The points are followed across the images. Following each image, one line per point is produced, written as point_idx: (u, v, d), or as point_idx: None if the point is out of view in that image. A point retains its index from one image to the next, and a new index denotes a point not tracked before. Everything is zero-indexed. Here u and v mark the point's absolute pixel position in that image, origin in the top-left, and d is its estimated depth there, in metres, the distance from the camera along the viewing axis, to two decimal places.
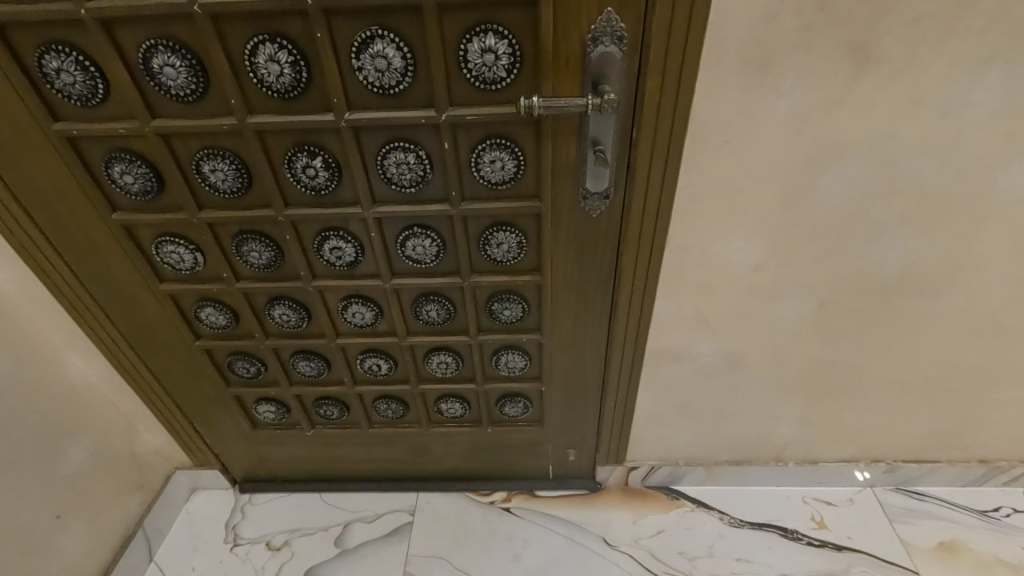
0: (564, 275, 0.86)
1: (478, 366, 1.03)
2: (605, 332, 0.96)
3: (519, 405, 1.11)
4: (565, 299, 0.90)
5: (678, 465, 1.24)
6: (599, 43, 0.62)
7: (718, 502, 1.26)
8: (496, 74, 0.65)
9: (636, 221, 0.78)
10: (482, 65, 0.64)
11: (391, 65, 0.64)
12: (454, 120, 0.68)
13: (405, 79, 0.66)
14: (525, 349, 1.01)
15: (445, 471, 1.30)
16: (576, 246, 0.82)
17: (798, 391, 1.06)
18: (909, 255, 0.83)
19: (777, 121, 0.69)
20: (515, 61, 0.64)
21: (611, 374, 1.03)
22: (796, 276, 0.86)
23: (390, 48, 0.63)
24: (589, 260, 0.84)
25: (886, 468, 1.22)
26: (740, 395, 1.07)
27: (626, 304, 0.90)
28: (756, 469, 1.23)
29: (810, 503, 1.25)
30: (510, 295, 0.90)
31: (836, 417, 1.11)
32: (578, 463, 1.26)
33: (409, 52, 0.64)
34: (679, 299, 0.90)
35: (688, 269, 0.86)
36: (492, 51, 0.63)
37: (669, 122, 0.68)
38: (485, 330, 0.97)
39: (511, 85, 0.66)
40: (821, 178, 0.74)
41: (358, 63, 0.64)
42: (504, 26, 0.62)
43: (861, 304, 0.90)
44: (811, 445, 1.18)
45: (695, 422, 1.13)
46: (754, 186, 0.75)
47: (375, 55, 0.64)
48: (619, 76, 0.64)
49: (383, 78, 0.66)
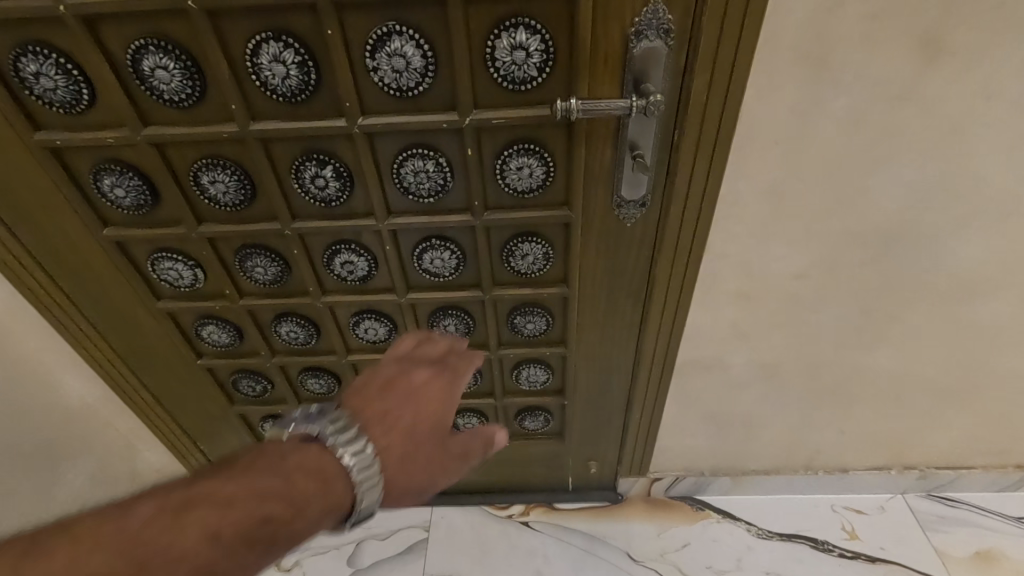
0: (593, 288, 0.81)
1: (498, 380, 0.97)
2: (633, 345, 0.90)
3: (539, 418, 1.06)
4: (592, 312, 0.85)
5: (703, 475, 1.19)
6: (643, 37, 0.56)
7: (744, 513, 1.21)
8: (526, 73, 0.58)
9: (673, 229, 0.73)
10: (512, 63, 0.58)
11: (410, 65, 0.58)
12: (479, 124, 0.62)
13: (425, 80, 0.59)
14: (547, 362, 0.95)
15: (460, 484, 1.25)
16: (607, 256, 0.76)
17: (833, 401, 1.01)
18: (962, 261, 0.78)
19: (833, 121, 0.62)
20: (547, 59, 0.57)
21: (639, 386, 0.97)
22: (841, 284, 0.80)
23: (409, 45, 0.57)
24: (621, 270, 0.78)
25: (919, 475, 1.17)
26: (772, 405, 1.02)
27: (658, 315, 0.85)
28: (783, 478, 1.19)
29: (839, 512, 1.20)
30: (535, 307, 0.84)
31: (871, 426, 1.06)
32: (599, 474, 1.21)
33: (430, 50, 0.57)
34: (714, 309, 0.85)
35: (725, 278, 0.80)
36: (523, 47, 0.57)
37: (716, 124, 0.62)
38: (505, 344, 0.91)
39: (542, 84, 0.60)
40: (876, 182, 0.68)
41: (373, 62, 0.58)
42: (537, 19, 0.55)
43: (907, 312, 0.84)
44: (843, 453, 1.13)
45: (723, 432, 1.08)
46: (803, 190, 0.69)
47: (392, 53, 0.57)
48: (663, 75, 0.58)
49: (401, 79, 0.59)
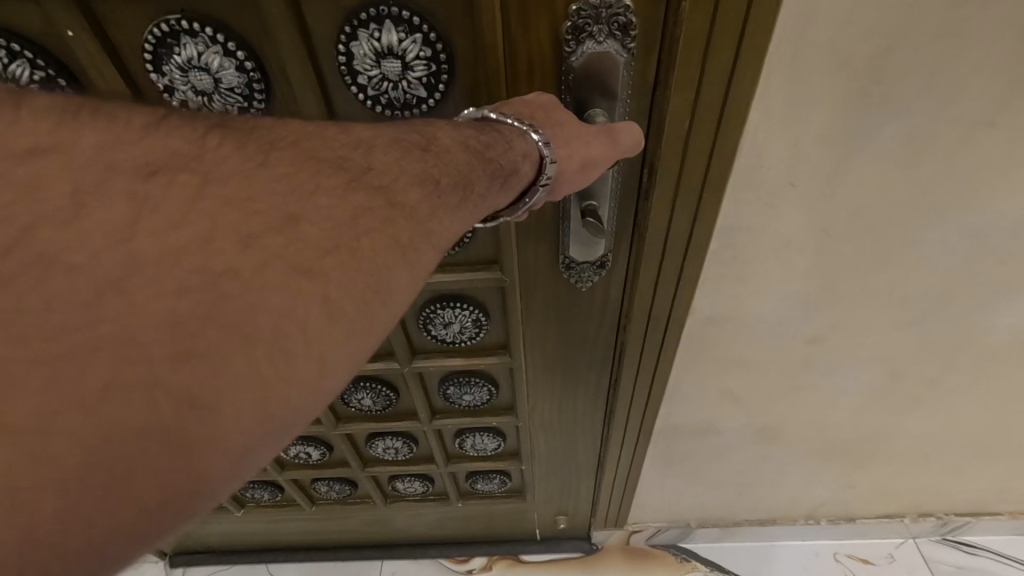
0: (543, 360, 0.62)
1: (438, 447, 0.80)
2: (598, 417, 0.73)
3: (494, 481, 0.90)
4: (545, 385, 0.67)
5: (689, 527, 1.04)
6: (589, 36, 0.35)
7: (736, 564, 1.07)
8: (408, 92, 0.38)
9: (645, 296, 0.53)
10: (383, 79, 0.37)
11: (222, 83, 0.37)
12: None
13: (252, 105, 0.38)
14: (496, 429, 0.77)
15: (414, 537, 1.09)
16: (558, 325, 0.58)
17: (844, 459, 0.84)
18: None
19: (880, 155, 0.42)
20: (437, 71, 0.37)
21: (610, 453, 0.80)
22: (868, 347, 0.61)
23: (211, 52, 0.35)
24: (579, 339, 0.59)
25: (936, 522, 1.02)
26: (771, 464, 0.85)
27: (629, 388, 0.66)
28: (781, 527, 1.03)
29: (843, 561, 1.06)
30: (472, 378, 0.66)
31: (888, 480, 0.90)
32: (571, 526, 1.05)
33: (249, 58, 0.36)
34: (702, 375, 0.66)
35: (717, 343, 0.61)
36: (397, 53, 0.36)
37: (700, 170, 0.42)
38: (441, 412, 0.74)
39: (437, 110, 0.39)
40: (933, 232, 0.48)
41: (161, 79, 0.37)
42: (411, 7, 0.34)
43: (948, 374, 0.66)
44: (851, 504, 0.97)
45: (713, 489, 0.92)
46: (827, 246, 0.49)
47: (189, 66, 0.36)
48: (621, 95, 0.39)
49: (213, 104, 0.38)
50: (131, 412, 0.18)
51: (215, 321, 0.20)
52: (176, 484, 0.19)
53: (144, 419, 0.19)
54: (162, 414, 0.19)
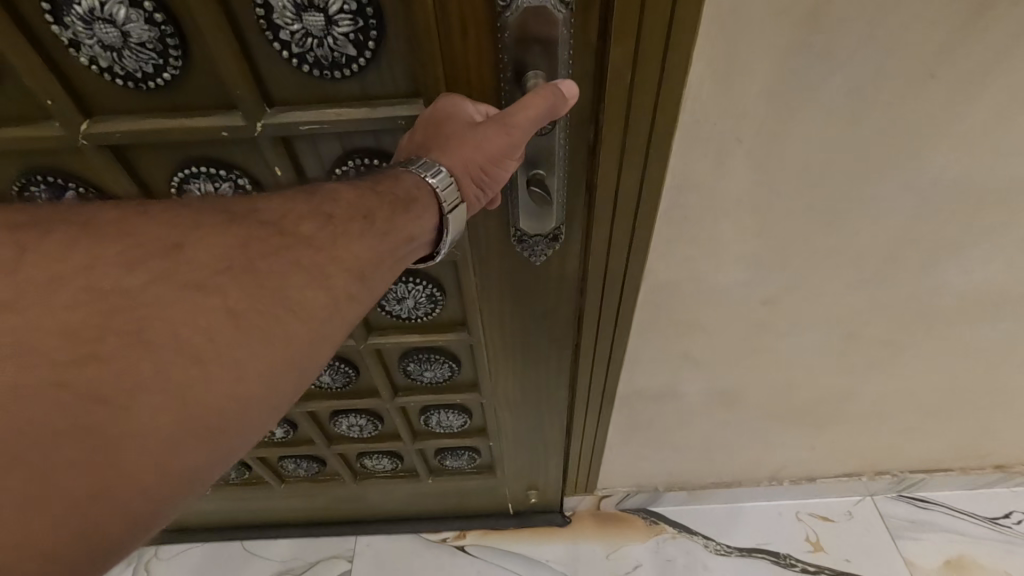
0: (503, 338, 0.63)
1: (404, 425, 0.82)
2: (561, 393, 0.74)
3: (462, 457, 0.93)
4: (505, 363, 0.67)
5: (658, 490, 1.06)
6: None
7: (703, 525, 1.10)
8: (336, 50, 0.38)
9: (597, 274, 0.54)
10: (308, 36, 0.37)
11: (130, 36, 0.38)
12: (280, 132, 0.43)
13: (165, 62, 0.39)
14: (461, 406, 0.79)
15: (386, 512, 1.10)
16: (518, 302, 0.57)
17: (804, 421, 0.86)
18: (983, 281, 0.60)
19: (830, 106, 0.41)
20: (363, 27, 0.37)
21: (572, 427, 0.82)
22: (824, 308, 0.62)
23: (114, 5, 0.36)
24: (539, 316, 0.59)
25: (892, 479, 1.07)
26: (733, 425, 0.87)
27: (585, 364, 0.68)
28: (745, 489, 1.07)
29: (803, 519, 1.09)
30: (432, 355, 0.67)
31: (847, 440, 0.93)
32: (546, 500, 1.07)
33: (154, 12, 0.36)
34: (664, 339, 0.66)
35: (675, 306, 0.61)
36: (319, 8, 0.36)
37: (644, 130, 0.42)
38: (404, 391, 0.75)
39: (373, 68, 0.40)
40: (882, 190, 0.48)
41: (67, 32, 0.37)
42: None
43: (899, 334, 0.68)
44: (813, 463, 1.01)
45: (680, 452, 0.95)
46: (777, 206, 0.49)
47: (93, 16, 0.37)
48: (562, 51, 0.38)
49: (125, 60, 0.39)
50: (47, 417, 0.23)
51: (118, 334, 0.25)
52: (100, 471, 0.23)
53: (59, 421, 0.23)
54: (79, 418, 0.24)
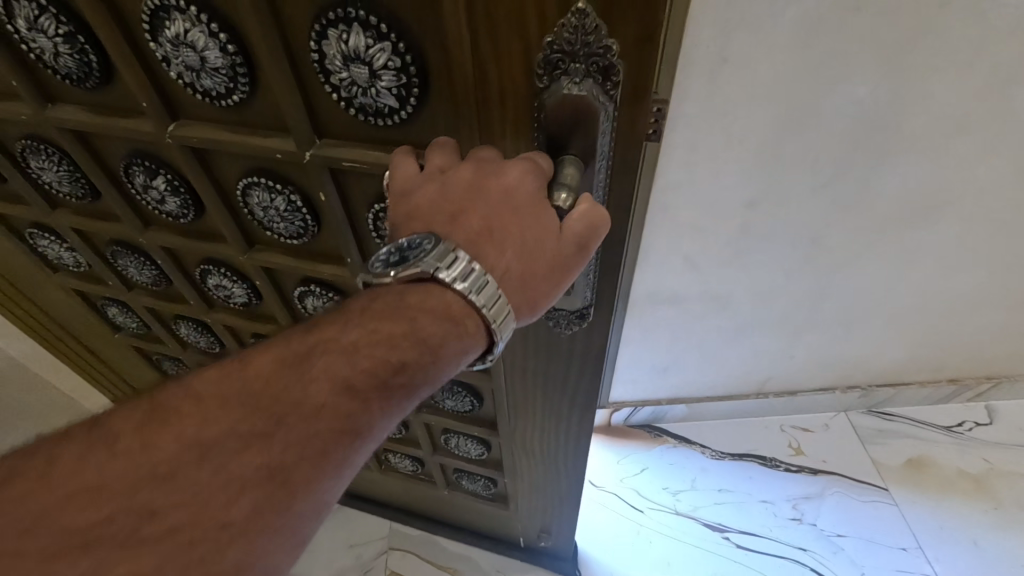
0: (516, 389, 0.72)
1: (426, 437, 0.95)
2: (582, 450, 0.79)
3: (478, 481, 1.01)
4: (522, 409, 0.75)
5: (661, 404, 1.23)
6: (569, 78, 0.39)
7: (699, 436, 1.26)
8: (379, 99, 0.44)
9: (590, 347, 0.62)
10: (354, 85, 0.44)
11: (208, 61, 0.46)
12: (327, 163, 0.51)
13: (235, 85, 0.47)
14: (478, 437, 0.90)
15: (407, 506, 1.17)
16: (534, 354, 0.65)
17: (783, 330, 1.04)
18: (908, 186, 0.79)
19: (782, 36, 0.60)
20: (405, 81, 0.42)
21: (562, 484, 0.88)
22: (797, 214, 0.81)
23: (197, 34, 0.44)
24: (548, 370, 0.67)
25: (861, 393, 1.24)
26: (726, 330, 1.03)
27: (574, 430, 0.75)
28: (737, 403, 1.24)
29: (787, 431, 1.26)
30: (455, 387, 0.80)
31: (820, 350, 1.11)
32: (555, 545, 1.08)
33: (229, 44, 0.44)
34: (667, 242, 0.85)
35: (673, 207, 0.79)
36: (365, 63, 0.42)
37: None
38: (428, 409, 0.88)
39: (413, 115, 0.45)
40: (827, 104, 0.67)
41: (161, 51, 0.46)
42: (382, 18, 0.40)
43: (853, 240, 0.87)
44: (791, 377, 1.18)
45: (681, 366, 1.12)
46: (751, 120, 0.68)
47: (179, 42, 0.45)
48: (599, 164, 0.44)
49: (203, 79, 0.47)
50: None
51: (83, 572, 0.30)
52: None
53: None
54: None
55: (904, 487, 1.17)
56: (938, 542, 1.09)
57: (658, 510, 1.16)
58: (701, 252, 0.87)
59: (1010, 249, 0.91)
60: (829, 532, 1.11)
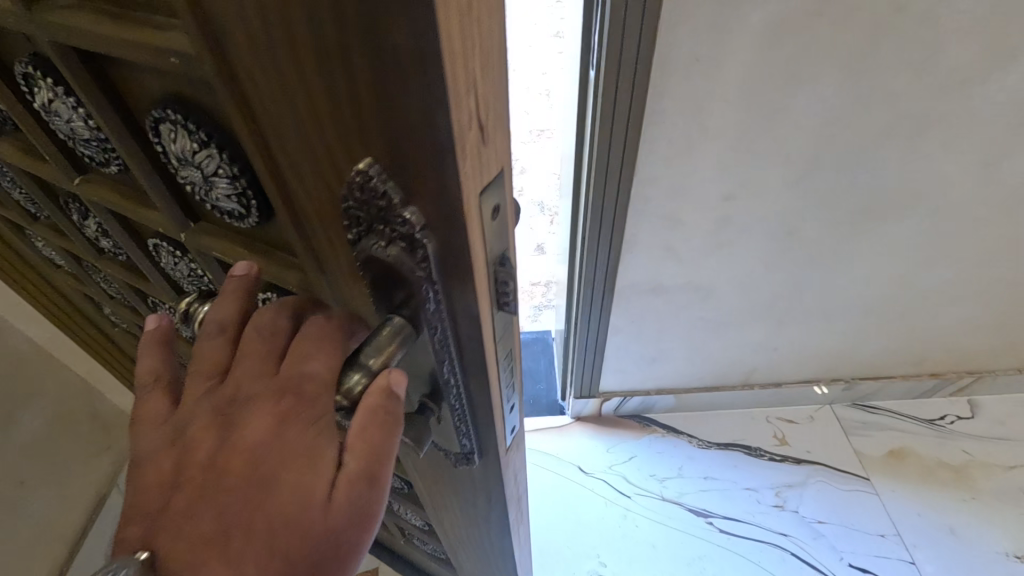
0: (430, 501, 0.59)
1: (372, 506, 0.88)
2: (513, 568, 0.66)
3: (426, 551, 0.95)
4: (444, 523, 0.65)
5: (649, 394, 1.27)
6: (376, 230, 0.26)
7: (686, 427, 1.30)
8: (225, 203, 0.34)
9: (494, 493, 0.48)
10: (200, 186, 0.34)
11: (77, 130, 0.39)
12: (202, 250, 0.41)
13: (112, 156, 0.40)
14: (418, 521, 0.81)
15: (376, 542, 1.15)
16: (444, 484, 0.52)
17: (765, 321, 1.08)
18: (877, 180, 0.83)
19: (750, 38, 0.64)
20: (242, 191, 0.32)
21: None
22: (774, 207, 0.85)
23: (55, 98, 0.37)
24: (459, 501, 0.54)
25: (845, 386, 1.27)
26: (711, 321, 1.07)
27: (501, 552, 0.62)
28: (724, 394, 1.27)
29: (772, 422, 1.30)
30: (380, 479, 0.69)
31: (803, 341, 1.14)
32: None
33: (85, 110, 0.37)
34: (650, 235, 0.89)
35: (655, 201, 0.83)
36: (198, 165, 0.32)
37: (635, 58, 0.65)
38: None
39: (271, 224, 0.34)
40: (796, 101, 0.71)
41: (38, 107, 0.40)
42: (194, 116, 0.30)
43: (828, 233, 0.91)
44: (775, 368, 1.22)
45: (668, 356, 1.16)
46: (724, 117, 0.72)
47: (47, 106, 0.39)
48: (431, 336, 0.30)
49: (83, 146, 0.41)
50: None
51: None
52: None
53: None
54: None
55: (885, 477, 1.20)
56: (916, 529, 1.12)
57: (645, 497, 1.19)
58: (683, 244, 0.91)
59: (982, 241, 0.95)
60: (810, 518, 1.15)
